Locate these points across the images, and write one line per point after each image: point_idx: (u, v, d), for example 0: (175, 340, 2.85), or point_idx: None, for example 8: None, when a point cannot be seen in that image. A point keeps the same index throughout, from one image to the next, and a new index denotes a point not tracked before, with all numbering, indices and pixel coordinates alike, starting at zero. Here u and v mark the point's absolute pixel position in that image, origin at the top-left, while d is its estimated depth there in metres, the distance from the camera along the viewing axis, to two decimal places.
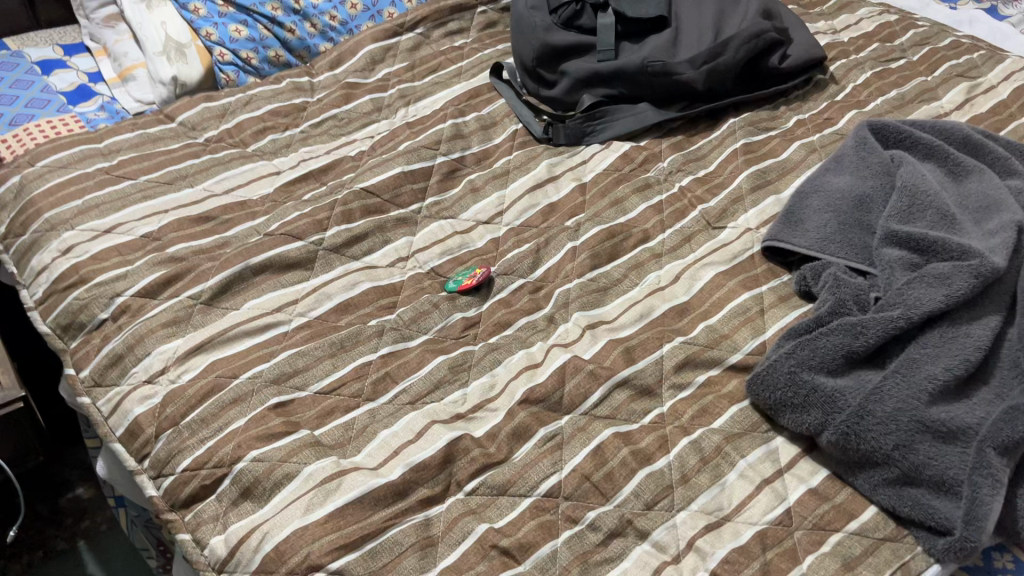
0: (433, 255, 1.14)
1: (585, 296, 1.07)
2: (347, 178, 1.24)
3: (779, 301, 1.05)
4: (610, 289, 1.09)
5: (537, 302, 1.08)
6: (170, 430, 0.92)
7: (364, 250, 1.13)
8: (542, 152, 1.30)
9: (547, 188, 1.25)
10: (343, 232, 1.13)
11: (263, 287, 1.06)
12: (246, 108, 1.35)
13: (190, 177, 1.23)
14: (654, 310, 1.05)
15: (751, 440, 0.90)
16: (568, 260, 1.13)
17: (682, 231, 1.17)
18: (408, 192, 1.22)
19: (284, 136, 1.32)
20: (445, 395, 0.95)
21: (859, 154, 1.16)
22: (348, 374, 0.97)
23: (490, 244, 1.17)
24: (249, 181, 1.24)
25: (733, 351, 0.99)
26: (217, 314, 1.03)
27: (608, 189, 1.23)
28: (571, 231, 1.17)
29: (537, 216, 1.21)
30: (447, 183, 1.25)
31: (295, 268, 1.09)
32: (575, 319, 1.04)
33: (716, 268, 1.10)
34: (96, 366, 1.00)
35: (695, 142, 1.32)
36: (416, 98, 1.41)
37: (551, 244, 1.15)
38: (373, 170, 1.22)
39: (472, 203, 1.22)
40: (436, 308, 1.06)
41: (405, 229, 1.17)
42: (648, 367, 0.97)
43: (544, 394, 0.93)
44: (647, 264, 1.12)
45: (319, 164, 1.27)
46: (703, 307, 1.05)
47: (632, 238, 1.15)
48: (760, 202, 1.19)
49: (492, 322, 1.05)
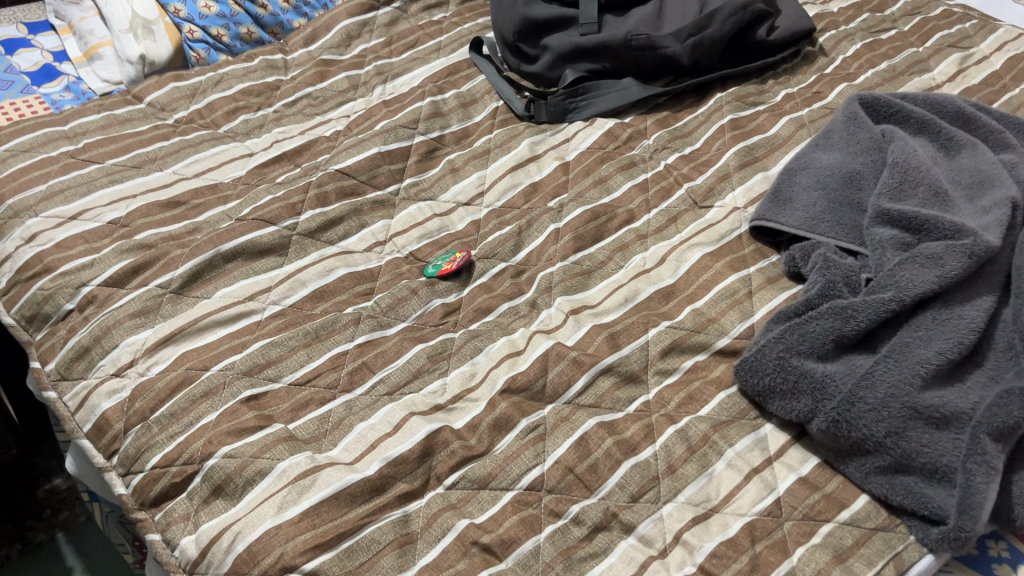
0: (411, 239, 1.11)
1: (568, 280, 1.04)
2: (322, 159, 1.19)
3: (768, 282, 1.02)
4: (594, 273, 1.06)
5: (519, 287, 1.05)
6: (139, 425, 0.89)
7: (339, 234, 1.09)
8: (524, 130, 1.27)
9: (529, 167, 1.21)
10: (317, 216, 1.09)
11: (235, 275, 1.03)
12: (218, 87, 1.31)
13: (159, 160, 1.19)
14: (639, 294, 1.02)
15: (739, 427, 0.88)
16: (551, 243, 1.09)
17: (668, 211, 1.13)
18: (386, 173, 1.18)
19: (257, 117, 1.28)
20: (424, 385, 0.92)
21: (849, 129, 1.13)
22: (323, 365, 0.94)
23: (471, 226, 1.14)
24: (220, 163, 1.19)
25: (721, 335, 0.97)
26: (187, 304, 1.00)
27: (592, 168, 1.20)
28: (554, 212, 1.14)
29: (519, 197, 1.17)
30: (426, 163, 1.21)
31: (268, 254, 1.05)
32: (558, 304, 1.01)
33: (703, 248, 1.07)
34: (62, 359, 0.97)
35: (682, 118, 1.28)
36: (393, 75, 1.36)
37: (533, 226, 1.12)
38: (349, 151, 1.18)
39: (452, 183, 1.18)
40: (414, 294, 1.03)
41: (383, 212, 1.13)
42: (633, 353, 0.94)
43: (526, 383, 0.90)
44: (632, 246, 1.09)
45: (293, 145, 1.23)
46: (690, 289, 1.02)
47: (617, 219, 1.12)
48: (747, 178, 1.16)
49: (473, 308, 1.02)
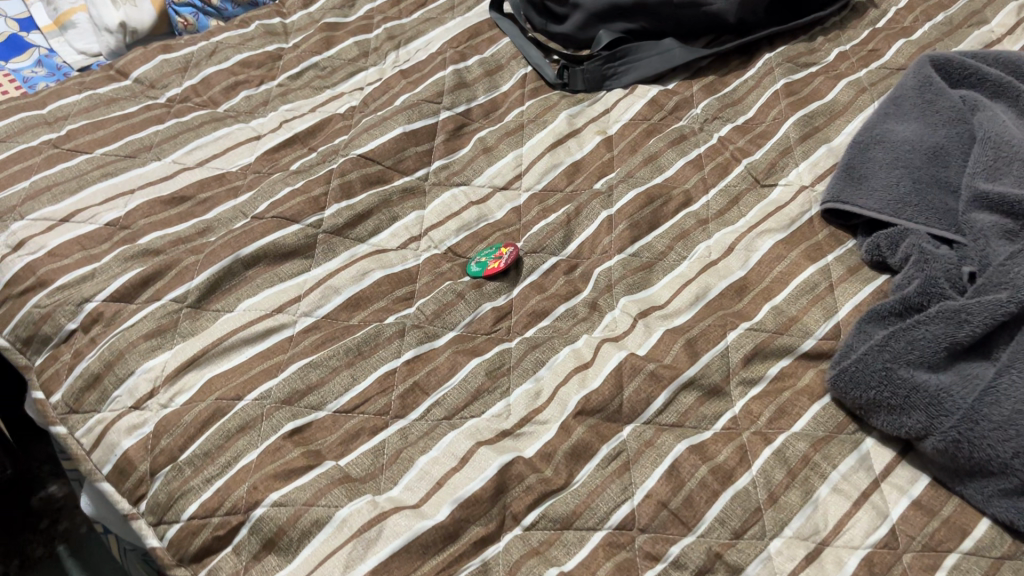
0: (448, 232, 1.00)
1: (629, 276, 0.94)
2: (340, 141, 1.07)
3: (849, 273, 0.93)
4: (656, 266, 0.96)
5: (574, 285, 0.95)
6: (168, 467, 0.78)
7: (369, 230, 0.98)
8: (559, 100, 1.15)
9: (568, 143, 1.10)
10: (343, 210, 0.98)
11: (257, 283, 0.91)
12: (212, 59, 1.17)
13: (155, 148, 1.06)
14: (710, 290, 0.93)
15: (840, 445, 0.80)
16: (604, 232, 0.99)
17: (727, 191, 1.04)
18: (413, 157, 1.06)
19: (260, 92, 1.15)
20: (486, 407, 0.83)
21: (923, 96, 1.03)
22: (371, 388, 0.83)
23: (512, 215, 1.03)
24: (225, 149, 1.06)
25: (806, 336, 0.88)
26: (207, 320, 0.88)
27: (638, 144, 1.09)
28: (603, 195, 1.03)
29: (562, 178, 1.07)
30: (455, 142, 1.10)
31: (292, 256, 0.94)
32: (622, 305, 0.91)
33: (773, 235, 0.97)
34: (70, 389, 0.85)
35: (729, 83, 1.17)
36: (407, 39, 1.23)
37: (582, 213, 1.02)
38: (370, 132, 1.06)
39: (487, 165, 1.07)
40: (461, 298, 0.92)
41: (413, 202, 1.02)
42: (713, 362, 0.85)
43: (602, 403, 0.81)
44: (694, 233, 0.99)
45: (305, 125, 1.10)
46: (764, 283, 0.93)
47: (673, 203, 1.02)
48: (811, 152, 1.06)
49: (527, 311, 0.92)
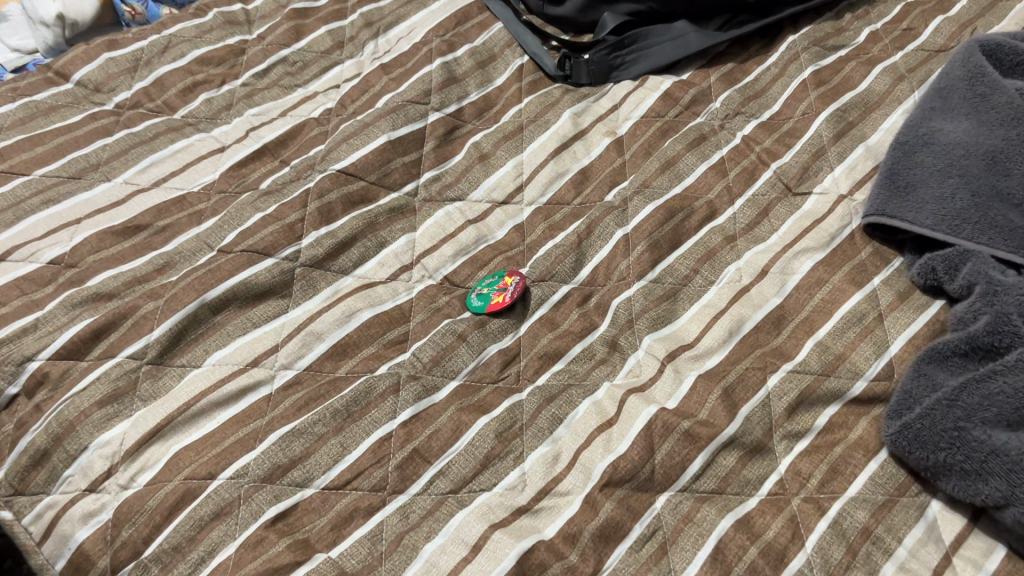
0: (443, 259, 0.88)
1: (652, 308, 0.83)
2: (317, 152, 0.94)
3: (899, 300, 0.82)
4: (680, 294, 0.85)
5: (589, 319, 0.84)
6: (132, 564, 0.67)
7: (354, 260, 0.86)
8: (561, 96, 1.02)
9: (574, 147, 0.98)
10: (324, 238, 0.86)
11: (228, 331, 0.80)
12: (165, 56, 1.02)
13: (104, 166, 0.92)
14: (744, 324, 0.82)
15: (903, 512, 0.70)
16: (620, 255, 0.88)
17: (755, 201, 0.92)
18: (399, 169, 0.94)
19: (222, 94, 1.01)
20: (498, 477, 0.72)
21: (976, 88, 0.91)
22: (365, 458, 0.72)
23: (514, 234, 0.91)
24: (184, 165, 0.93)
25: (855, 377, 0.78)
26: (171, 379, 0.76)
27: (652, 147, 0.97)
28: (617, 209, 0.91)
29: (568, 188, 0.94)
30: (447, 149, 0.97)
31: (267, 296, 0.82)
32: (647, 345, 0.80)
33: (810, 255, 0.86)
34: (14, 468, 0.73)
35: (750, 72, 1.05)
36: (386, 24, 1.09)
37: (595, 231, 0.90)
38: (350, 141, 0.93)
39: (483, 175, 0.95)
40: (462, 340, 0.81)
41: (403, 223, 0.90)
42: (754, 414, 0.75)
43: (632, 471, 0.71)
44: (721, 253, 0.88)
45: (276, 134, 0.97)
46: (804, 314, 0.82)
47: (695, 218, 0.91)
48: (847, 153, 0.94)
49: (538, 353, 0.81)
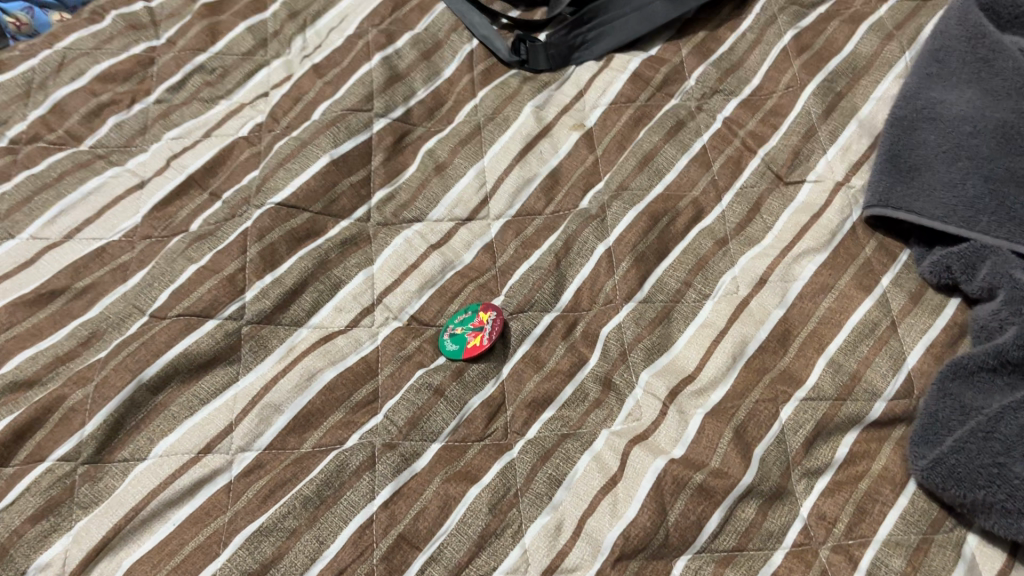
0: (408, 295, 0.78)
1: (645, 335, 0.75)
2: (250, 179, 0.83)
3: (912, 303, 0.75)
4: (674, 313, 0.77)
5: (577, 353, 0.75)
6: None
7: (307, 308, 0.76)
8: (519, 86, 0.92)
9: (540, 146, 0.87)
10: (270, 288, 0.76)
11: (172, 413, 0.70)
12: (61, 77, 0.89)
13: (5, 219, 0.80)
14: (747, 345, 0.74)
15: (940, 553, 0.64)
16: (604, 274, 0.79)
17: (744, 195, 0.84)
18: (347, 192, 0.83)
19: (134, 116, 0.88)
20: (497, 558, 0.64)
21: (977, 50, 0.83)
22: (345, 552, 0.64)
23: (484, 256, 0.82)
24: (99, 209, 0.81)
25: (874, 398, 0.71)
26: (112, 479, 0.67)
27: (626, 140, 0.87)
28: (596, 218, 0.82)
29: (538, 197, 0.85)
30: (397, 161, 0.86)
31: (212, 366, 0.72)
32: (645, 381, 0.73)
33: (812, 257, 0.78)
34: None
35: (724, 40, 0.95)
36: (312, 14, 0.96)
37: (573, 246, 0.81)
38: (287, 165, 0.82)
39: (443, 189, 0.84)
40: (440, 396, 0.72)
41: (359, 257, 0.80)
42: (769, 455, 0.68)
43: (645, 540, 0.64)
44: (713, 260, 0.80)
45: (201, 161, 0.85)
46: (811, 327, 0.75)
47: (681, 220, 0.82)
48: (839, 131, 0.86)
49: (525, 401, 0.73)
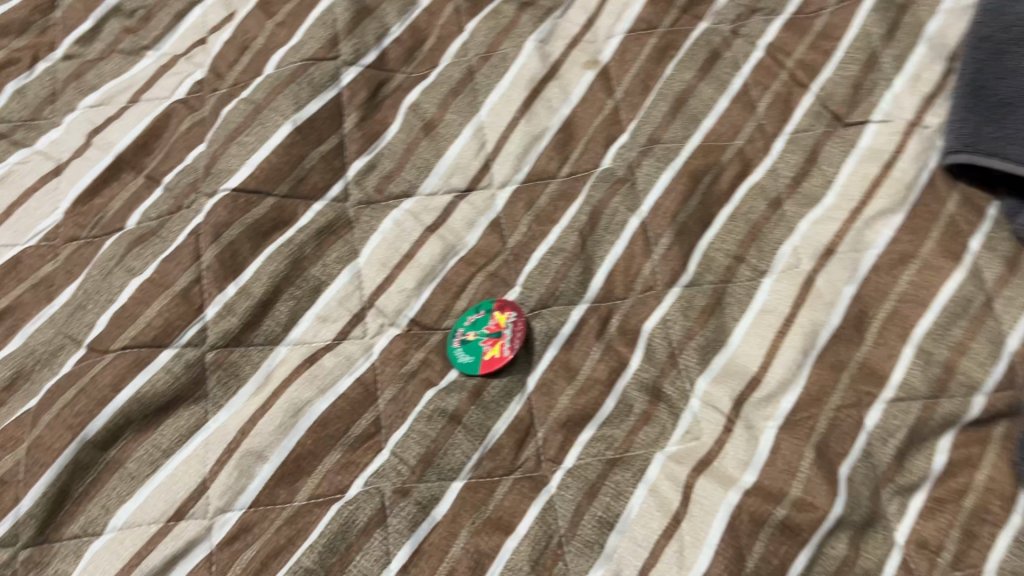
0: (405, 295, 0.64)
1: (697, 331, 0.62)
2: (196, 157, 0.67)
3: (1011, 271, 0.62)
4: (727, 297, 0.64)
5: (616, 356, 0.62)
6: None
7: (284, 322, 0.62)
8: (516, 14, 0.76)
9: (547, 92, 0.72)
10: (236, 302, 0.61)
11: (130, 472, 0.56)
12: None
13: None
14: (819, 335, 0.61)
15: None
16: (639, 255, 0.66)
17: (797, 142, 0.69)
18: (317, 166, 0.67)
19: (38, 79, 0.71)
20: None
21: None
22: None
23: (491, 237, 0.67)
24: (10, 206, 0.66)
25: (973, 391, 0.59)
26: (64, 563, 0.54)
27: (650, 79, 0.73)
28: (625, 181, 0.68)
29: (550, 156, 0.70)
30: (375, 120, 0.70)
31: (173, 408, 0.58)
32: (703, 390, 0.61)
33: (886, 220, 0.65)
34: None
35: None
36: None
37: (600, 220, 0.67)
38: (240, 138, 0.66)
39: (434, 154, 0.69)
40: (457, 424, 0.60)
41: (341, 250, 0.65)
42: (857, 473, 0.57)
43: None
44: (768, 226, 0.66)
45: (130, 137, 0.68)
46: (890, 308, 0.62)
47: (725, 178, 0.68)
48: (906, 56, 0.71)
49: (559, 422, 0.60)
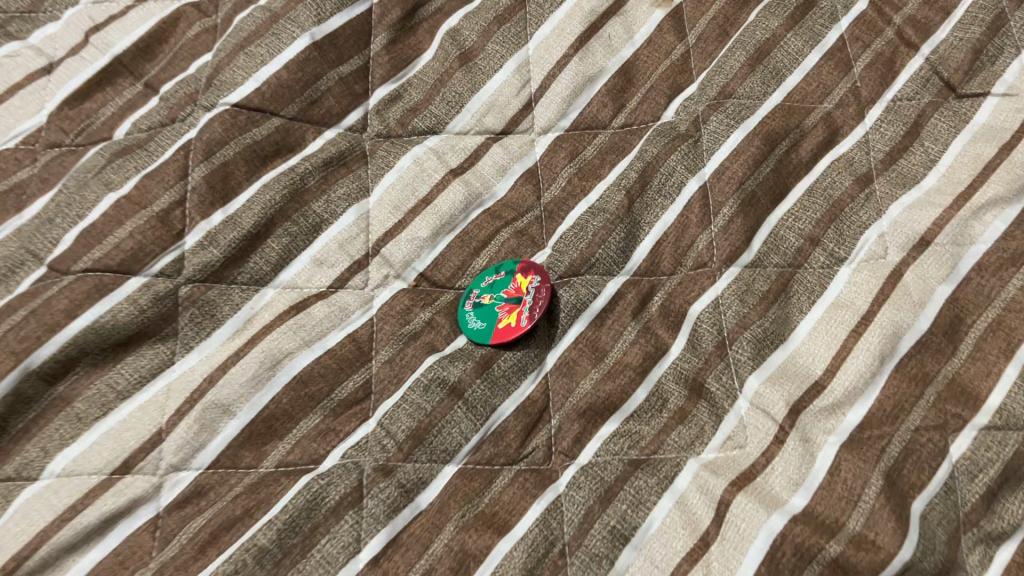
0: (417, 245, 0.56)
1: (753, 319, 0.52)
2: (199, 67, 0.59)
3: None
4: (794, 285, 0.54)
5: (653, 339, 0.53)
6: None
7: (274, 261, 0.54)
8: None
9: (607, 29, 0.63)
10: (221, 232, 0.53)
11: (77, 412, 0.49)
12: None
13: None
14: (902, 340, 0.50)
15: None
16: (694, 225, 0.56)
17: (898, 111, 0.58)
18: (334, 88, 0.59)
19: None
20: None
21: None
22: None
23: (524, 188, 0.58)
24: None
25: None
26: None
27: (729, 24, 0.62)
28: (687, 138, 0.58)
29: (603, 103, 0.61)
30: (407, 44, 0.62)
31: (134, 344, 0.51)
32: (753, 391, 0.50)
33: (999, 210, 0.53)
34: None
35: None
36: None
37: (653, 179, 0.57)
38: (249, 49, 0.58)
39: (468, 87, 0.61)
40: (458, 398, 0.51)
41: (349, 188, 0.57)
42: (932, 512, 0.45)
43: None
44: (853, 206, 0.55)
45: (131, 39, 0.61)
46: (995, 315, 0.50)
47: (807, 145, 0.58)
48: None
49: (577, 410, 0.51)
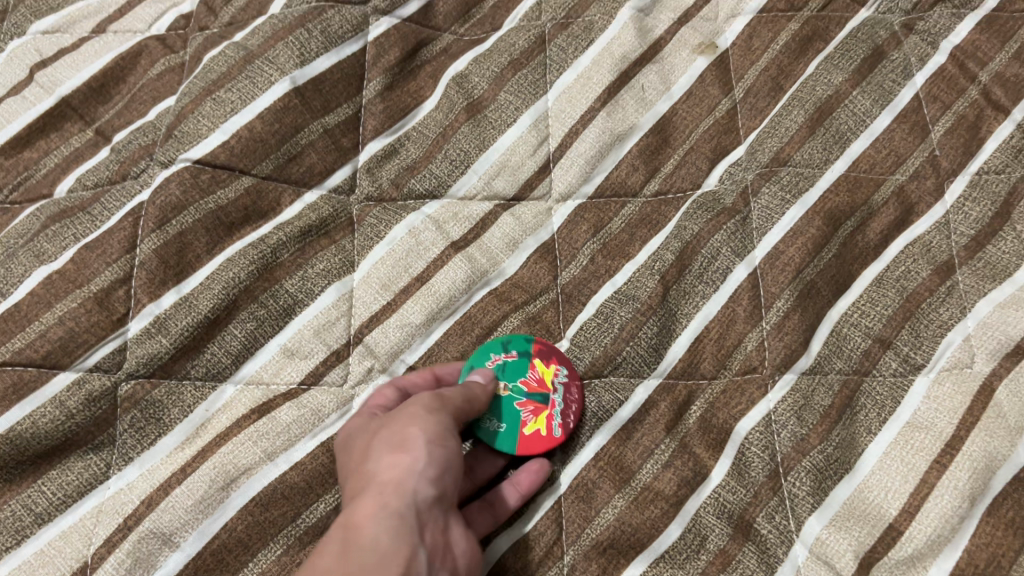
0: (408, 332, 0.47)
1: (814, 442, 0.43)
2: (161, 114, 0.51)
3: None
4: (862, 399, 0.44)
5: (691, 460, 0.43)
6: None
7: (235, 351, 0.45)
8: None
9: (641, 78, 0.54)
10: (173, 317, 0.45)
11: None
12: None
13: None
14: (996, 477, 0.41)
15: None
16: (740, 320, 0.46)
17: (986, 187, 0.49)
18: (317, 142, 0.51)
19: None
20: None
21: None
22: None
23: (537, 265, 0.49)
24: None
25: None
26: None
27: (783, 77, 0.54)
28: (733, 213, 0.49)
29: (633, 166, 0.52)
30: (407, 90, 0.54)
31: (60, 456, 0.42)
32: (813, 537, 0.41)
33: None
34: None
35: None
36: None
37: (692, 262, 0.48)
38: (218, 94, 0.50)
39: (476, 143, 0.52)
40: None
41: (330, 262, 0.48)
42: None
43: None
44: (933, 303, 0.46)
45: (81, 77, 0.53)
46: None
47: (876, 225, 0.48)
48: None
49: (596, 546, 0.42)
